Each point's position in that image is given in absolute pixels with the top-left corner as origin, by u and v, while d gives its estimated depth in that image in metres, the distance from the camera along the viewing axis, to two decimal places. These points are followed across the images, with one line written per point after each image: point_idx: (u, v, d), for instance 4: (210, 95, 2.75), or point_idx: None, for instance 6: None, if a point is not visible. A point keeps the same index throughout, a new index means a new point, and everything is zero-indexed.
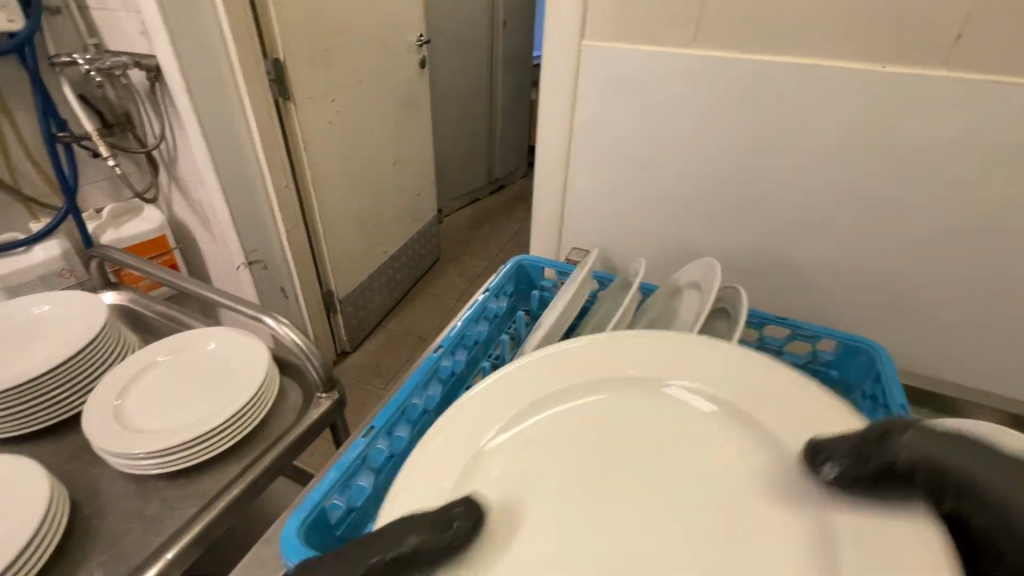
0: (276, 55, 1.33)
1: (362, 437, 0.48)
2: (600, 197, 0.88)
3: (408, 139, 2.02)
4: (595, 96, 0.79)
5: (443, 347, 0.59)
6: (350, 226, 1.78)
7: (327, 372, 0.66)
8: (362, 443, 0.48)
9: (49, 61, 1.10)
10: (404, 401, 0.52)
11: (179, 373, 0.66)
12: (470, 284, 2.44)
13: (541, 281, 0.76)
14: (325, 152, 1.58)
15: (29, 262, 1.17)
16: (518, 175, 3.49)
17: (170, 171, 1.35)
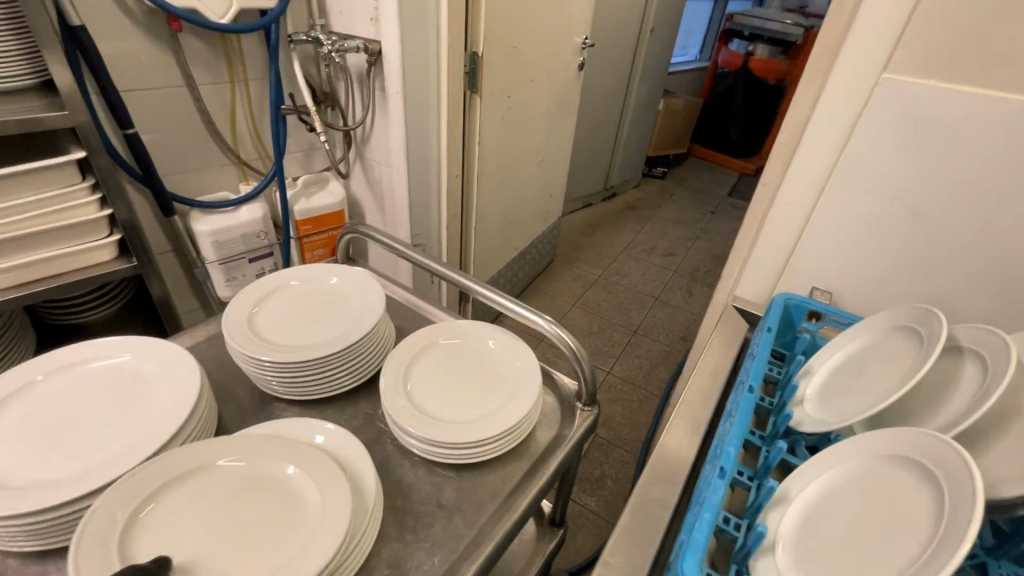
0: (476, 50, 1.35)
1: (723, 480, 0.46)
2: (849, 238, 0.82)
3: (555, 141, 2.02)
4: (878, 132, 0.74)
5: (748, 385, 0.58)
6: (495, 221, 1.80)
7: (593, 386, 0.64)
8: (724, 486, 0.46)
9: (290, 39, 1.20)
10: (736, 444, 0.50)
11: (457, 364, 0.65)
12: (584, 290, 2.41)
13: (800, 325, 0.73)
14: (492, 147, 1.60)
15: (237, 222, 1.26)
16: (631, 185, 3.42)
17: (359, 150, 1.42)
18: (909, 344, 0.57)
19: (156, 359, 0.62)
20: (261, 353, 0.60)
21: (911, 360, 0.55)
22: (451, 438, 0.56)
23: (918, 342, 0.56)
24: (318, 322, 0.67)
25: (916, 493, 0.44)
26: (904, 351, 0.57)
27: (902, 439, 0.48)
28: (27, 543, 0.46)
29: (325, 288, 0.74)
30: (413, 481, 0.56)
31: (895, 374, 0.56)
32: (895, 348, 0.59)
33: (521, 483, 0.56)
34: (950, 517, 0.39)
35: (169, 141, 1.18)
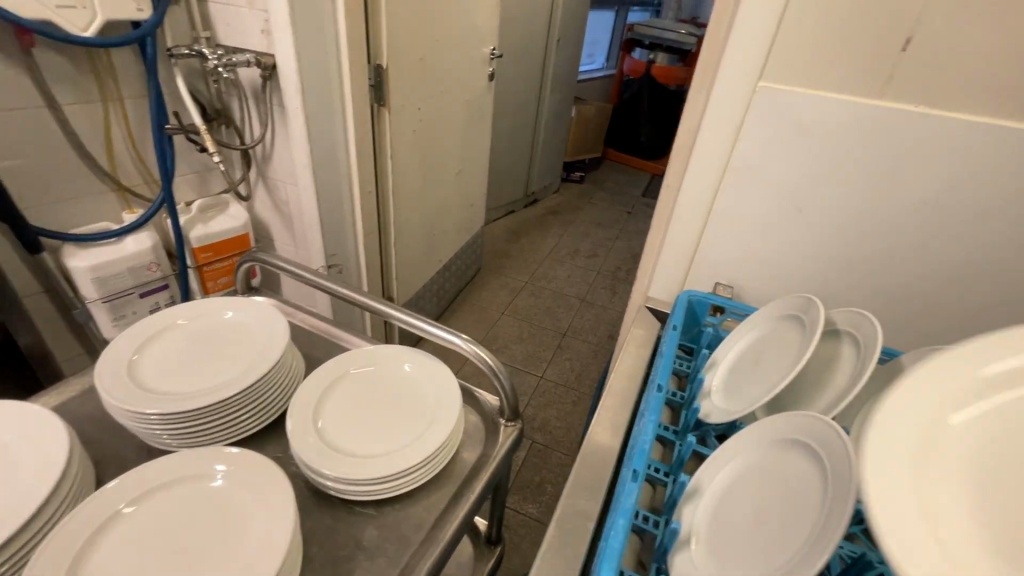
0: (380, 61, 1.31)
1: (636, 482, 0.47)
2: (745, 233, 0.88)
3: (471, 151, 2.02)
4: (760, 135, 0.80)
5: (662, 386, 0.59)
6: (415, 234, 1.76)
7: (514, 400, 0.63)
8: (638, 488, 0.46)
9: (170, 53, 1.10)
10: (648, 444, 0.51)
11: (372, 392, 0.62)
12: (512, 297, 2.42)
13: (705, 319, 0.77)
14: (406, 160, 1.56)
15: (121, 253, 1.14)
16: (551, 190, 3.49)
17: (261, 169, 1.33)
18: (794, 329, 0.62)
19: (15, 423, 0.54)
20: (144, 405, 0.53)
21: (797, 344, 0.59)
22: (366, 474, 0.52)
23: (803, 327, 0.61)
24: (211, 361, 0.61)
25: (805, 470, 0.47)
26: (791, 335, 0.62)
27: (789, 421, 0.51)
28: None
29: (220, 323, 0.68)
30: (331, 524, 0.52)
31: (785, 358, 0.60)
32: (784, 334, 0.63)
33: (446, 510, 0.54)
34: (834, 488, 0.42)
35: (29, 169, 1.04)
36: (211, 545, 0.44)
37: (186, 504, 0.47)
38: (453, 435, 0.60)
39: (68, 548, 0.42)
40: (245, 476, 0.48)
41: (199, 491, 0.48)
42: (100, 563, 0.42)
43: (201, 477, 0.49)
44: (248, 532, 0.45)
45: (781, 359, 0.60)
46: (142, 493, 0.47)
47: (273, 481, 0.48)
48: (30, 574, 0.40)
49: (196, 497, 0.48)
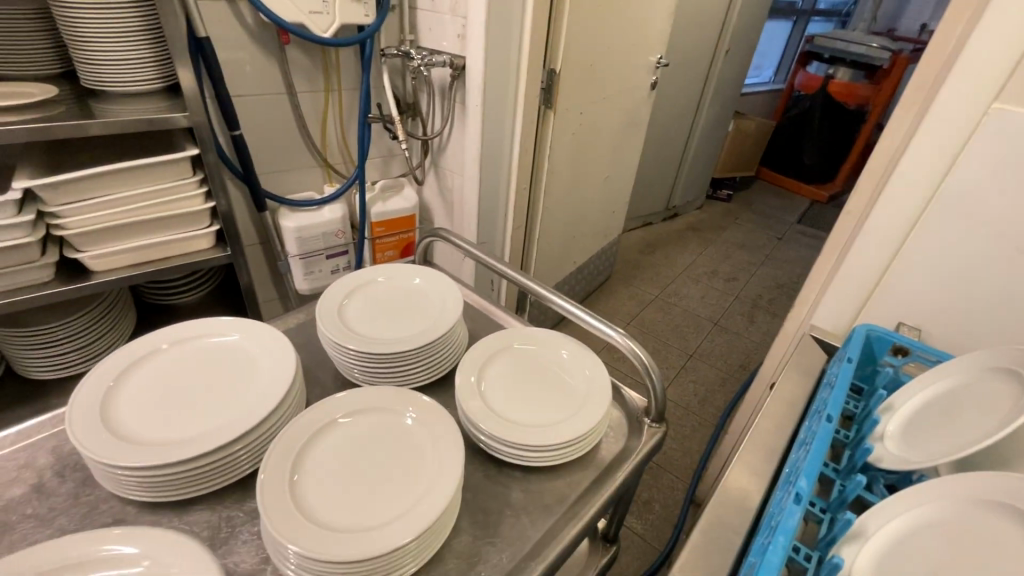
0: (554, 66, 1.38)
1: (800, 506, 0.45)
2: (945, 273, 0.77)
3: (622, 158, 2.02)
4: (985, 165, 0.70)
5: (832, 419, 0.56)
6: (557, 233, 1.82)
7: (662, 403, 0.64)
8: (801, 513, 0.44)
9: (382, 53, 1.27)
10: (814, 473, 0.49)
11: (528, 368, 0.67)
12: (640, 309, 2.38)
13: (882, 359, 0.70)
14: (561, 161, 1.62)
15: (319, 220, 1.35)
16: (694, 206, 3.35)
17: (435, 159, 1.48)
18: (1007, 383, 0.54)
19: (257, 340, 0.68)
20: (349, 342, 0.64)
21: (1011, 399, 0.52)
22: (520, 441, 0.57)
23: (1019, 381, 0.53)
24: (398, 318, 0.71)
25: (1018, 547, 0.41)
26: (1000, 389, 0.54)
27: (1002, 484, 0.44)
28: (142, 494, 0.53)
29: (407, 286, 0.78)
30: (483, 478, 0.58)
31: (993, 415, 0.52)
32: (991, 387, 0.55)
33: (586, 492, 0.57)
34: None
35: (267, 143, 1.28)
36: (394, 469, 0.52)
37: (380, 428, 0.56)
38: (600, 426, 0.62)
39: (293, 442, 0.52)
40: (428, 419, 0.56)
41: (387, 421, 0.57)
42: (313, 461, 0.52)
43: (395, 408, 0.57)
44: (427, 466, 0.52)
45: (986, 415, 0.53)
46: (352, 412, 0.56)
47: (451, 427, 0.54)
48: (273, 454, 0.50)
49: (386, 426, 0.56)
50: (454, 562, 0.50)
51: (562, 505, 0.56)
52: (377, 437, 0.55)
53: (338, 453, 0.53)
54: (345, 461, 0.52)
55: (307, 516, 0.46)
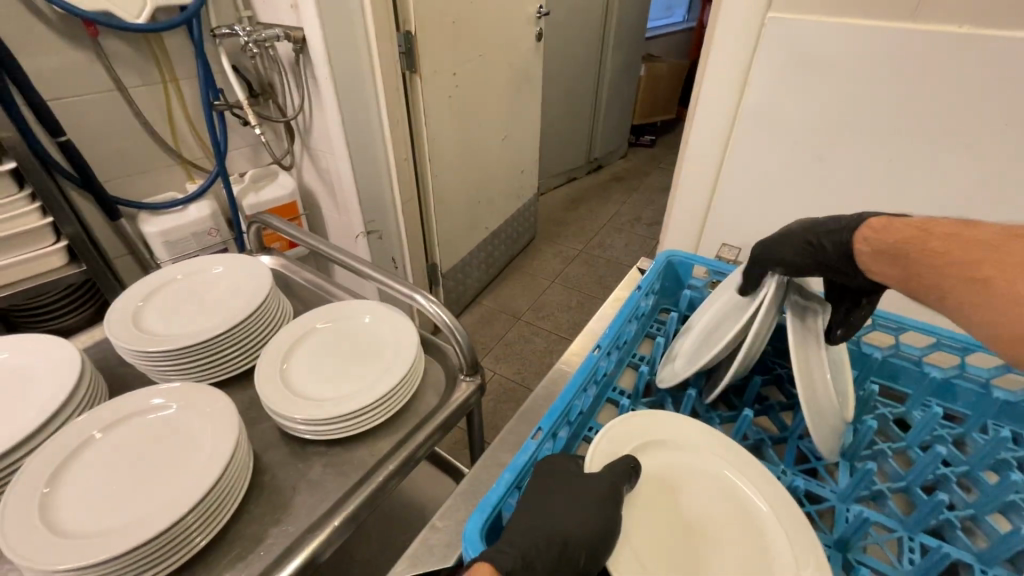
0: (408, 28, 1.33)
1: (534, 442, 0.48)
2: (758, 192, 0.80)
3: (518, 116, 1.98)
4: (771, 76, 0.71)
5: (601, 348, 0.57)
6: (458, 200, 1.80)
7: (471, 355, 0.65)
8: (533, 448, 0.48)
9: (213, 33, 1.18)
10: (569, 405, 0.52)
11: (333, 338, 0.67)
12: (565, 264, 2.40)
13: (689, 280, 0.73)
14: (442, 126, 1.58)
15: (185, 220, 1.28)
16: (618, 155, 3.35)
17: (303, 140, 1.42)
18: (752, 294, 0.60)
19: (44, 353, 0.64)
20: (132, 339, 0.62)
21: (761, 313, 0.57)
22: (308, 413, 0.56)
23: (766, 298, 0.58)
24: (199, 311, 0.68)
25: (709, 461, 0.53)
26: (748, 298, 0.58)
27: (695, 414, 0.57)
28: None
29: (215, 277, 0.74)
30: (283, 460, 0.57)
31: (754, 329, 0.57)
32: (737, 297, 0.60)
33: (388, 453, 0.58)
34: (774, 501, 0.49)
35: (107, 148, 1.20)
36: (165, 468, 0.51)
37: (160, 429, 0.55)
38: (407, 389, 0.62)
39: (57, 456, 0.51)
40: (206, 413, 0.55)
41: (172, 419, 0.56)
42: (79, 471, 0.51)
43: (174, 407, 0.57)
44: (199, 459, 0.51)
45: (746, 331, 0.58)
46: (115, 423, 0.55)
47: (227, 417, 0.54)
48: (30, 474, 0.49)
49: (169, 424, 0.56)
50: (238, 547, 0.50)
51: (362, 471, 0.56)
52: (155, 438, 0.54)
53: (110, 460, 0.52)
54: (115, 469, 0.51)
55: (52, 529, 0.46)
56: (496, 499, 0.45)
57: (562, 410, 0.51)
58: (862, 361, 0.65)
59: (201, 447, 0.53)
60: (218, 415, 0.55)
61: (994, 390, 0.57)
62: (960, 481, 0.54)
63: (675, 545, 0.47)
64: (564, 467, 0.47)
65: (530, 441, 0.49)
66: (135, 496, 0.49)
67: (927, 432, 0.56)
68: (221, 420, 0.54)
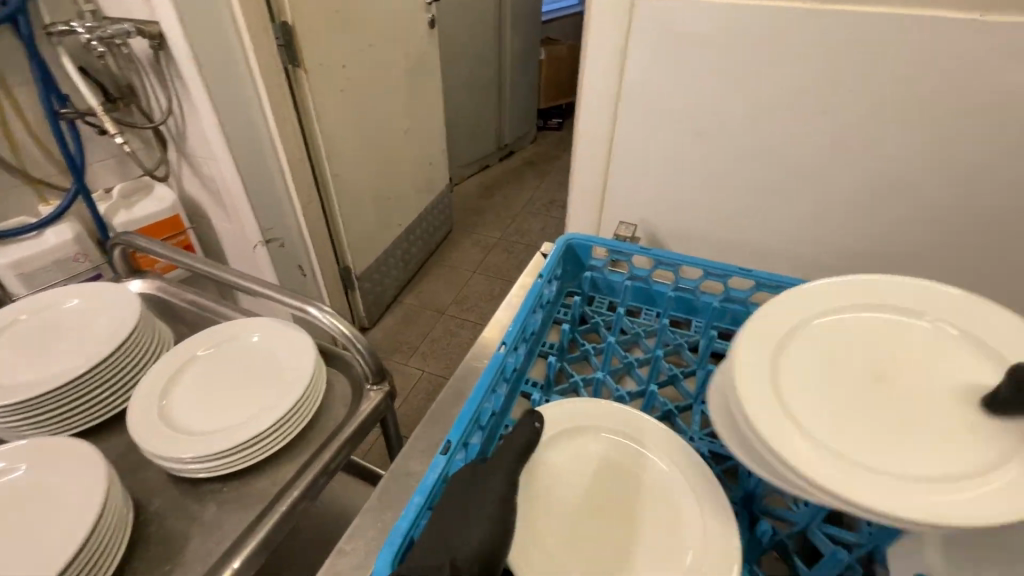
0: (285, 19, 1.24)
1: (443, 455, 0.46)
2: (648, 169, 0.82)
3: (419, 107, 1.93)
4: (648, 57, 0.72)
5: (506, 344, 0.55)
6: (364, 199, 1.72)
7: (375, 363, 0.62)
8: (443, 462, 0.45)
9: (48, 31, 1.02)
10: (478, 410, 0.50)
11: (216, 365, 0.61)
12: (484, 254, 2.39)
13: (589, 260, 0.74)
14: (338, 123, 1.51)
15: (41, 246, 1.12)
16: (528, 140, 3.38)
17: (178, 147, 1.29)
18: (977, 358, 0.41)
19: None
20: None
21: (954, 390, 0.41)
22: (196, 450, 0.52)
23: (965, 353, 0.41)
24: (51, 353, 0.59)
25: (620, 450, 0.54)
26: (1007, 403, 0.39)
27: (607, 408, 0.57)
28: None
29: (70, 311, 0.65)
30: (171, 505, 0.52)
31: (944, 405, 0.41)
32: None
33: (292, 479, 0.54)
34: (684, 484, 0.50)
35: None
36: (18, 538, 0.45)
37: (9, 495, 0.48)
38: (307, 409, 0.58)
39: None
40: (67, 464, 0.49)
41: (26, 478, 0.49)
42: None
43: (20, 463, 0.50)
44: (60, 520, 0.45)
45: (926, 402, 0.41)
46: None
47: (94, 463, 0.48)
48: None
49: (22, 488, 0.48)
50: None
51: (263, 503, 0.52)
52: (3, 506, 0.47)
53: None
54: None
55: None
56: (407, 527, 0.42)
57: (470, 416, 0.49)
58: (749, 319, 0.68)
59: (60, 508, 0.46)
60: (77, 468, 0.48)
61: None
62: None
63: (602, 533, 0.47)
64: (472, 466, 0.45)
65: (439, 456, 0.46)
66: None
67: None
68: (83, 468, 0.48)
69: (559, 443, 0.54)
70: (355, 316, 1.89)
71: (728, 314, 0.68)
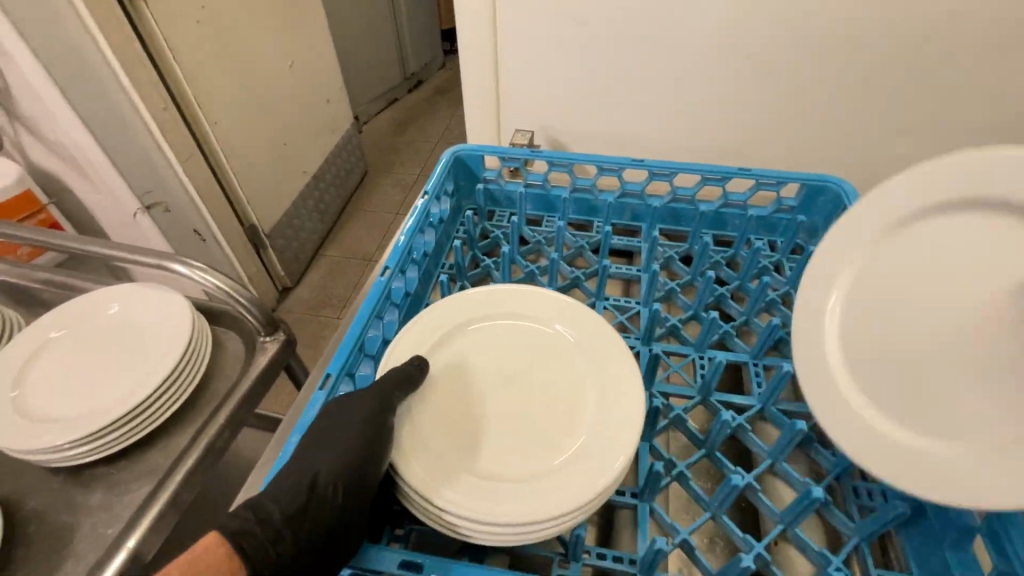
0: None
1: (320, 391, 0.48)
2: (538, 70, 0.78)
3: (302, 37, 1.72)
4: None
5: (389, 269, 0.56)
6: (257, 148, 1.57)
7: (265, 313, 0.57)
8: (320, 397, 0.48)
9: None
10: (358, 339, 0.52)
11: (73, 349, 0.55)
12: (406, 193, 2.28)
13: (483, 172, 0.70)
14: (203, 61, 1.32)
15: None
16: (437, 66, 3.16)
17: (9, 110, 1.12)
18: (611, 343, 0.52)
19: None
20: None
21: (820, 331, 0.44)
22: (65, 434, 0.47)
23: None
24: None
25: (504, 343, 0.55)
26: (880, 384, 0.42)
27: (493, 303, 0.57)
28: None
29: None
30: (57, 492, 0.48)
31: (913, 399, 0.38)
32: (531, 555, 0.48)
33: (187, 446, 0.50)
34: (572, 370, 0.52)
35: None
36: None
37: None
38: (193, 373, 0.54)
39: None
40: None
41: None
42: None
43: None
44: None
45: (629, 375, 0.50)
46: None
47: None
48: None
49: None
50: None
51: (160, 475, 0.49)
52: None
53: None
54: None
55: None
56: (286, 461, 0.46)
57: (347, 349, 0.50)
58: (648, 214, 0.68)
59: None
60: None
61: (750, 210, 0.66)
62: (736, 293, 0.64)
63: (509, 445, 0.47)
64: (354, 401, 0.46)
65: (318, 392, 0.48)
66: None
67: (705, 260, 0.63)
68: None
69: (449, 346, 0.55)
70: (276, 277, 1.79)
71: (628, 210, 0.68)
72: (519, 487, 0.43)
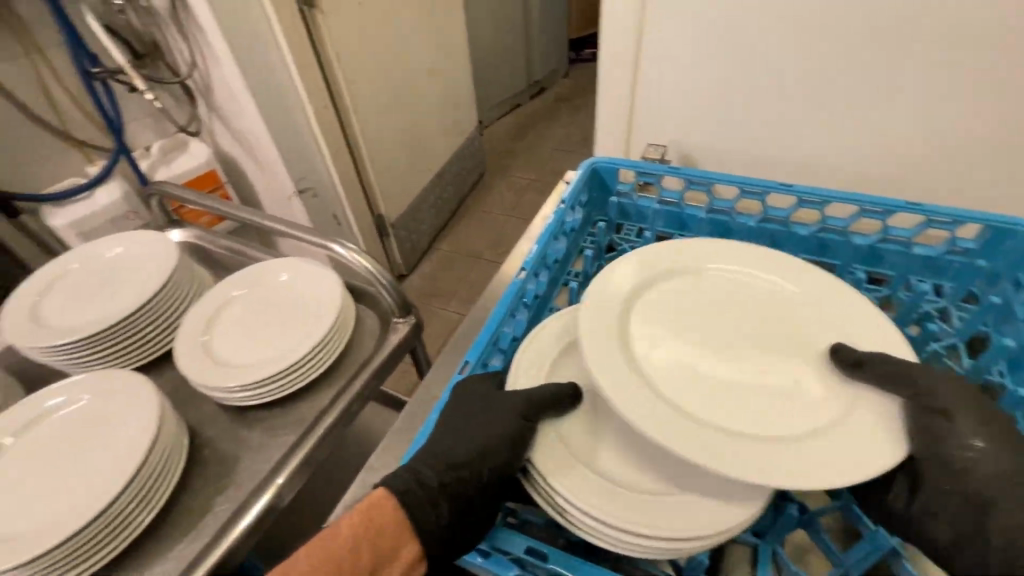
0: None
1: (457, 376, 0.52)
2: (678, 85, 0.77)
3: (441, 43, 1.84)
4: None
5: (525, 271, 0.58)
6: (392, 145, 1.71)
7: (401, 297, 0.63)
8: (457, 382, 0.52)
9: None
10: (492, 336, 0.55)
11: (246, 308, 0.64)
12: (518, 196, 2.35)
13: (617, 185, 0.71)
14: (358, 65, 1.47)
15: (97, 206, 1.18)
16: (560, 74, 3.21)
17: (207, 101, 1.31)
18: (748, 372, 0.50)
19: None
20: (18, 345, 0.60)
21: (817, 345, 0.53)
22: (235, 380, 0.55)
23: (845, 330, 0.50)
24: (99, 298, 0.66)
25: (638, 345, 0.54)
26: (946, 420, 0.41)
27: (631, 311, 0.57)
28: None
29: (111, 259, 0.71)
30: (224, 427, 0.58)
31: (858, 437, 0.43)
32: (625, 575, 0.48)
33: (328, 406, 0.58)
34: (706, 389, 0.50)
35: None
36: (85, 463, 0.53)
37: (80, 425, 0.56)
38: (338, 341, 0.61)
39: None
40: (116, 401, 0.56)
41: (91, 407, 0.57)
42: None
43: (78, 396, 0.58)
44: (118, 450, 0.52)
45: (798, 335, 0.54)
46: (25, 428, 0.57)
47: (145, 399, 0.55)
48: None
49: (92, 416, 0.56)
50: (189, 519, 0.52)
51: (304, 426, 0.56)
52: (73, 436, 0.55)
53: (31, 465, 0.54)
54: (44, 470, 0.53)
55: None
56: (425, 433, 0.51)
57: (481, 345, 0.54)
58: (791, 241, 0.65)
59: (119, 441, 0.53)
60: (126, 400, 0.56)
61: (914, 248, 0.59)
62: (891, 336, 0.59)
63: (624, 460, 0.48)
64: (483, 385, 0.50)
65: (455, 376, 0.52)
66: (61, 498, 0.50)
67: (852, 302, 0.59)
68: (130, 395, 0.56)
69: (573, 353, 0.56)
70: (394, 264, 1.94)
71: (767, 235, 0.65)
72: (708, 463, 0.41)
